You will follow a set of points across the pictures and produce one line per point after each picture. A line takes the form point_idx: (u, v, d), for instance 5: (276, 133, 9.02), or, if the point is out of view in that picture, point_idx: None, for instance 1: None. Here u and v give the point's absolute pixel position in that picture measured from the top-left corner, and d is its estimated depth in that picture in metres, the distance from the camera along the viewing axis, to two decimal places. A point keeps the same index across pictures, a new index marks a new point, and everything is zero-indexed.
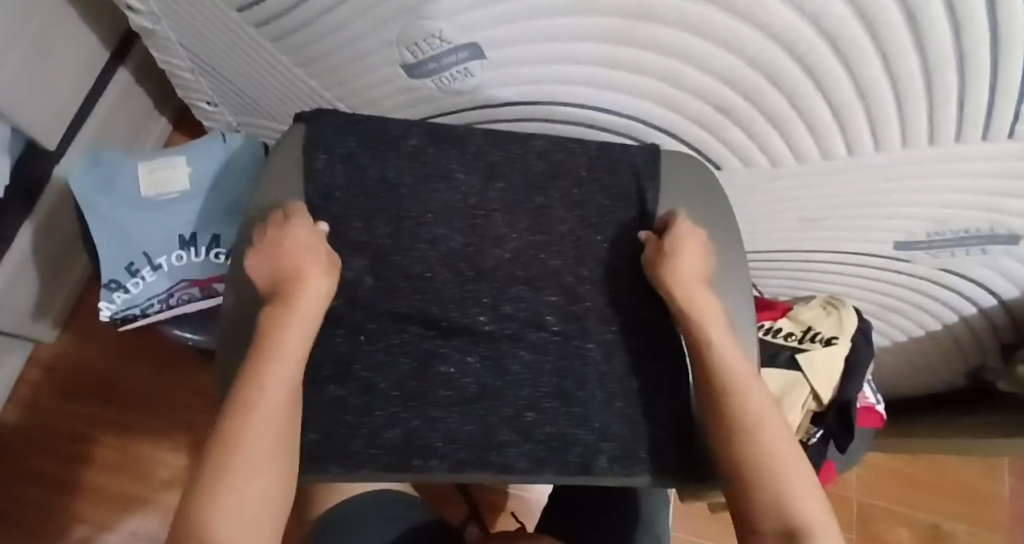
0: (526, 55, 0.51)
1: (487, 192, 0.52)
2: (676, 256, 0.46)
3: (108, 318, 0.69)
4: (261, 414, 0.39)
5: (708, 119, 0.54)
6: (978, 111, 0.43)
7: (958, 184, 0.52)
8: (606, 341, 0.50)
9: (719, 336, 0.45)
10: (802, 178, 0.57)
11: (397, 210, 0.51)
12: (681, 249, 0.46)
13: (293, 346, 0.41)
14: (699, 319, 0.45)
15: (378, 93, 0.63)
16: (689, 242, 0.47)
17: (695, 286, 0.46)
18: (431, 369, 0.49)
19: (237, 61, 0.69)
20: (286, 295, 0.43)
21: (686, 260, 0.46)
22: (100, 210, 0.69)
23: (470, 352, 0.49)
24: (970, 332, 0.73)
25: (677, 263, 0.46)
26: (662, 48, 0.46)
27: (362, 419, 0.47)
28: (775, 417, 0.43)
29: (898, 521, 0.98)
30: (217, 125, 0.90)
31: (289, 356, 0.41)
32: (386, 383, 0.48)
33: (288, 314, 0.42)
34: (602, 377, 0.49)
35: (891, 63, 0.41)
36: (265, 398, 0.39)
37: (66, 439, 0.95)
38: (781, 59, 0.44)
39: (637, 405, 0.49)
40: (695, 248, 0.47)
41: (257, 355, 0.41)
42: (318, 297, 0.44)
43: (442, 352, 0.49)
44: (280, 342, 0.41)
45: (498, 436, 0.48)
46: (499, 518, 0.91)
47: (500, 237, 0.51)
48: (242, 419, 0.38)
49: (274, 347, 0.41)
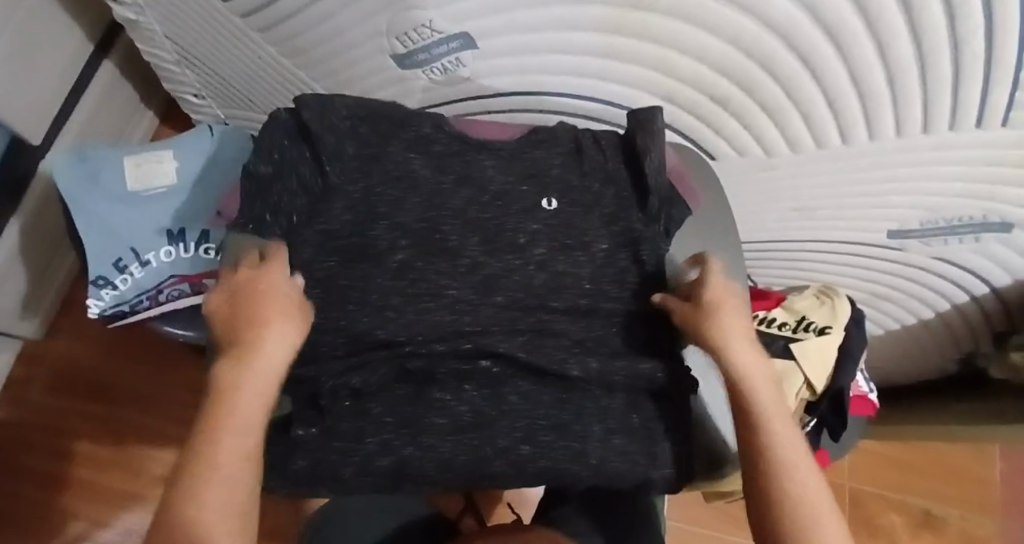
0: (515, 46, 0.51)
1: (498, 181, 0.46)
2: (723, 309, 0.41)
3: (98, 315, 0.68)
4: (222, 455, 0.34)
5: (703, 108, 0.53)
6: (973, 100, 0.43)
7: (951, 172, 0.51)
8: (614, 374, 0.43)
9: (771, 399, 0.40)
10: (795, 169, 0.57)
11: (370, 199, 0.44)
12: (726, 303, 0.42)
13: (252, 394, 0.36)
14: (742, 367, 0.40)
15: (367, 84, 0.62)
16: (721, 294, 0.42)
17: (744, 343, 0.41)
18: (426, 395, 0.42)
19: (222, 51, 0.68)
20: (254, 322, 0.38)
21: (732, 316, 0.41)
22: (85, 206, 0.68)
23: (467, 380, 0.43)
24: (963, 321, 0.74)
25: (723, 315, 0.41)
26: (656, 37, 0.46)
27: (354, 446, 0.41)
28: (815, 476, 0.38)
29: (890, 506, 0.99)
30: (204, 119, 0.89)
31: (248, 403, 0.35)
32: (380, 408, 0.42)
33: (250, 354, 0.37)
34: (602, 411, 0.43)
35: (886, 49, 0.41)
36: (225, 446, 0.34)
37: (54, 437, 0.94)
38: (776, 48, 0.44)
39: (643, 443, 0.43)
40: (738, 306, 0.42)
41: (223, 393, 0.35)
42: (287, 323, 0.38)
43: (440, 377, 0.43)
44: (237, 392, 0.35)
45: (491, 467, 0.42)
46: (497, 510, 0.92)
47: (501, 237, 0.45)
48: (204, 467, 0.33)
49: (233, 392, 0.35)
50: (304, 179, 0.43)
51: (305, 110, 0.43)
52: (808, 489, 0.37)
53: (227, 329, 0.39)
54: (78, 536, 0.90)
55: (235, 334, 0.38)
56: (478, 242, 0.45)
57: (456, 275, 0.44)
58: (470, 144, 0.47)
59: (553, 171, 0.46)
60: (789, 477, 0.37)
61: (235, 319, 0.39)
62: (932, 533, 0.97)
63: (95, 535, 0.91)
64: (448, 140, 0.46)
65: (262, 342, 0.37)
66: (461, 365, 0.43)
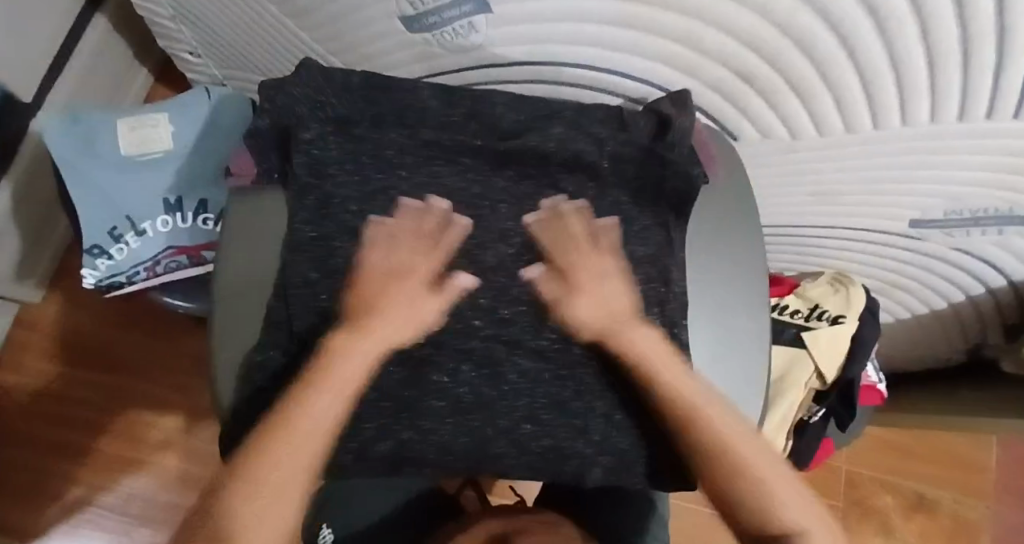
0: (531, 11, 0.47)
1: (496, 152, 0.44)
2: (581, 288, 0.41)
3: (93, 286, 0.67)
4: (328, 388, 0.37)
5: (728, 85, 0.50)
6: (1012, 88, 0.40)
7: (984, 161, 0.49)
8: None
9: (693, 392, 0.39)
10: (821, 153, 0.54)
11: (370, 175, 0.43)
12: (582, 278, 0.41)
13: (365, 349, 0.38)
14: (641, 362, 0.39)
15: (375, 49, 0.59)
16: (583, 271, 0.41)
17: (621, 328, 0.40)
18: (422, 379, 0.41)
19: (219, 4, 0.64)
20: (372, 302, 0.40)
21: (591, 295, 0.41)
22: (79, 168, 0.65)
23: (464, 360, 0.41)
24: (976, 311, 0.72)
25: (576, 304, 0.41)
26: (682, 7, 0.43)
27: (351, 434, 0.41)
28: (772, 464, 0.38)
29: (885, 487, 1.00)
30: (201, 78, 0.85)
31: (336, 391, 0.37)
32: (374, 393, 0.41)
33: (374, 319, 0.39)
34: (603, 385, 0.41)
35: (930, 32, 0.38)
36: (337, 382, 0.37)
37: (50, 401, 0.93)
38: (812, 23, 0.41)
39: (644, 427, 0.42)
40: (594, 276, 0.41)
41: (337, 342, 0.38)
42: (417, 311, 0.40)
43: (436, 360, 0.41)
44: (353, 352, 0.38)
45: (493, 448, 0.41)
46: (498, 488, 0.93)
47: (505, 232, 0.43)
48: (306, 391, 0.37)
49: (320, 377, 0.37)
50: (310, 151, 0.43)
51: (308, 78, 0.44)
52: (768, 485, 0.37)
53: (358, 295, 0.40)
54: (78, 499, 0.91)
55: (359, 308, 0.40)
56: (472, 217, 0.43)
57: (463, 241, 0.43)
58: (460, 114, 0.45)
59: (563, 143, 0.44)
60: (733, 474, 0.38)
61: (363, 296, 0.40)
62: (925, 516, 0.98)
63: (94, 500, 0.91)
64: (437, 116, 0.45)
65: (386, 308, 0.40)
66: (461, 340, 0.41)
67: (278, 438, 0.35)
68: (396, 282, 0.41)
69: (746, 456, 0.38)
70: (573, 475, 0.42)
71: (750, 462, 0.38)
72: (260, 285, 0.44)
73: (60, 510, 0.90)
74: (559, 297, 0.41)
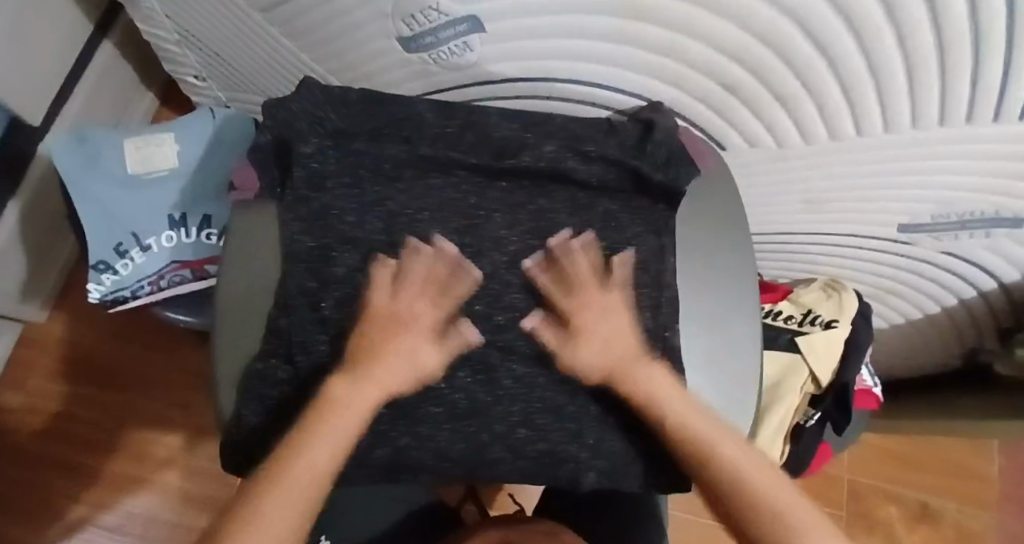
0: (524, 29, 0.49)
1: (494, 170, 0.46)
2: (585, 333, 0.41)
3: (97, 301, 0.68)
4: (333, 431, 0.37)
5: (714, 96, 0.52)
6: (990, 91, 0.42)
7: (966, 165, 0.50)
8: None
9: (704, 425, 0.39)
10: (809, 161, 0.56)
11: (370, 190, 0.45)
12: (586, 322, 0.42)
13: (370, 390, 0.38)
14: (650, 398, 0.40)
15: (375, 67, 0.60)
16: (587, 315, 0.42)
17: (623, 364, 0.41)
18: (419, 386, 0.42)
19: (222, 28, 0.66)
20: (373, 345, 0.40)
21: (595, 339, 0.41)
22: (84, 186, 0.67)
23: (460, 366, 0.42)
24: (969, 315, 0.73)
25: (581, 349, 0.41)
26: (669, 22, 0.45)
27: None
28: (797, 504, 0.36)
29: (887, 497, 0.99)
30: (205, 101, 0.88)
31: (343, 432, 0.37)
32: None
33: (375, 360, 0.39)
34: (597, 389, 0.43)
35: (905, 39, 0.39)
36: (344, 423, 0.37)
37: (52, 420, 0.94)
38: (794, 34, 0.42)
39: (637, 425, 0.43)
40: (599, 318, 0.42)
41: (337, 386, 0.39)
42: (418, 351, 0.40)
43: None
44: (354, 394, 0.38)
45: (490, 453, 0.41)
46: (499, 500, 0.92)
47: (498, 240, 0.44)
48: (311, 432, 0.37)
49: (325, 418, 0.37)
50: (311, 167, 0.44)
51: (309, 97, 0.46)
52: (790, 523, 0.35)
53: (357, 339, 0.40)
54: (80, 517, 0.91)
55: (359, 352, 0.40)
56: (467, 226, 0.44)
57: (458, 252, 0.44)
58: (459, 125, 0.47)
59: (555, 155, 0.46)
60: (749, 512, 0.36)
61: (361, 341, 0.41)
62: (928, 526, 0.98)
63: (96, 518, 0.91)
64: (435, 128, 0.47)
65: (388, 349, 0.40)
66: None
67: (284, 480, 0.35)
68: (398, 325, 0.41)
69: (763, 491, 0.36)
70: (568, 480, 0.43)
71: (768, 498, 0.36)
72: (245, 300, 0.46)
73: (62, 529, 0.90)
74: (563, 345, 0.41)
